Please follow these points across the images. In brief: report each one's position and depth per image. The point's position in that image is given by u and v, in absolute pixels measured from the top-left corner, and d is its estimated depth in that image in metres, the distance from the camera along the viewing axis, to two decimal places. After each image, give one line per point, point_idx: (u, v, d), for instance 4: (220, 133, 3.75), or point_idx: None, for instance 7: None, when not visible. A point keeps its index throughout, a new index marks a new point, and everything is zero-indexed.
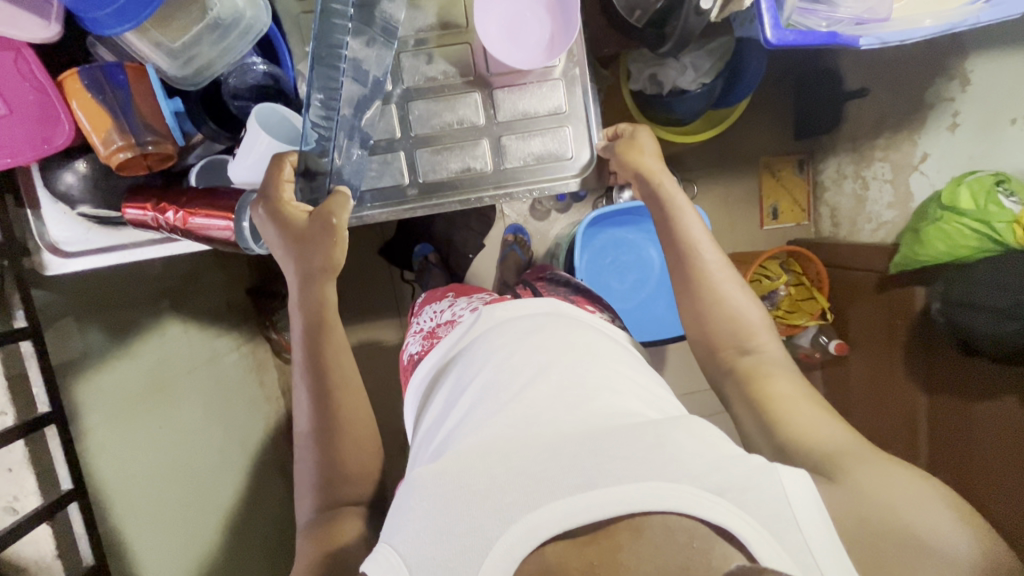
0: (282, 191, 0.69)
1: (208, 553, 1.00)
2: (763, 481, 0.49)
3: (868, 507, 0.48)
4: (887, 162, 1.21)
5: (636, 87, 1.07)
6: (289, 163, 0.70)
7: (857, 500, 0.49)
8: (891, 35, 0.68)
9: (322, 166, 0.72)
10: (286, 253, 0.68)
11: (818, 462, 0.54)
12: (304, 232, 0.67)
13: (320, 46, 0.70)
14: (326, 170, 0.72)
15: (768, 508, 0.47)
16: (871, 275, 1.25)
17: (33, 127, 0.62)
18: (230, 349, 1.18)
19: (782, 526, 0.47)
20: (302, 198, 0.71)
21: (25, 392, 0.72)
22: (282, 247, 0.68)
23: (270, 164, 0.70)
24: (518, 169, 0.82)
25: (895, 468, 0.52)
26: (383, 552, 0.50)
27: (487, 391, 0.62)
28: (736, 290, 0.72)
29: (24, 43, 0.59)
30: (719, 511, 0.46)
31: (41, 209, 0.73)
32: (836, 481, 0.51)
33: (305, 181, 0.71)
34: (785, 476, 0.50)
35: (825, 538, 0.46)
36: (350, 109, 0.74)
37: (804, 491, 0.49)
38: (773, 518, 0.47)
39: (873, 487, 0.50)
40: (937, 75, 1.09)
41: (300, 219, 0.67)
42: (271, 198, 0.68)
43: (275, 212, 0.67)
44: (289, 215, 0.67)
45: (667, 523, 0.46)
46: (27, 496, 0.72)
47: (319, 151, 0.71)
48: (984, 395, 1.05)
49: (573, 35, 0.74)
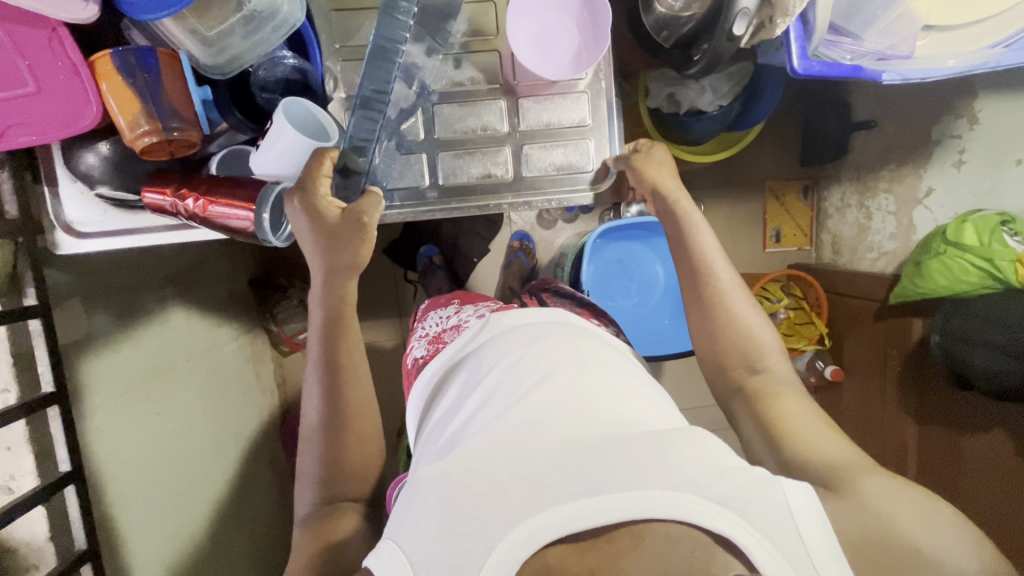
0: (319, 185, 0.69)
1: (195, 541, 0.99)
2: (763, 493, 0.48)
3: (870, 520, 0.48)
4: (891, 194, 1.23)
5: (654, 105, 1.08)
6: (331, 159, 0.69)
7: (859, 511, 0.48)
8: (912, 72, 0.72)
9: (360, 166, 0.76)
10: (314, 246, 0.69)
11: (820, 476, 0.54)
12: (334, 228, 0.68)
13: (377, 40, 0.71)
14: (362, 171, 0.76)
15: (771, 518, 0.46)
16: (870, 303, 1.26)
17: (63, 107, 0.62)
18: (229, 339, 1.17)
19: (784, 537, 0.46)
20: (336, 192, 0.75)
21: (30, 370, 0.71)
22: (312, 239, 0.69)
23: (311, 158, 0.69)
24: (539, 178, 0.82)
25: (896, 483, 0.52)
26: (387, 548, 0.50)
27: (493, 394, 0.62)
28: (748, 310, 0.73)
29: (61, 22, 0.59)
30: (722, 520, 0.45)
31: (59, 187, 0.73)
32: (837, 493, 0.51)
33: (341, 178, 0.76)
34: (788, 488, 0.49)
35: (824, 544, 0.45)
36: (394, 112, 0.78)
37: (807, 505, 0.48)
38: (774, 530, 0.46)
39: (873, 500, 0.49)
40: (945, 113, 1.10)
41: (333, 215, 0.68)
42: (308, 189, 0.68)
43: (309, 207, 0.68)
44: (324, 211, 0.68)
45: (668, 530, 0.45)
46: (23, 476, 0.71)
47: (358, 151, 0.76)
48: (972, 429, 1.07)
49: (602, 49, 0.74)
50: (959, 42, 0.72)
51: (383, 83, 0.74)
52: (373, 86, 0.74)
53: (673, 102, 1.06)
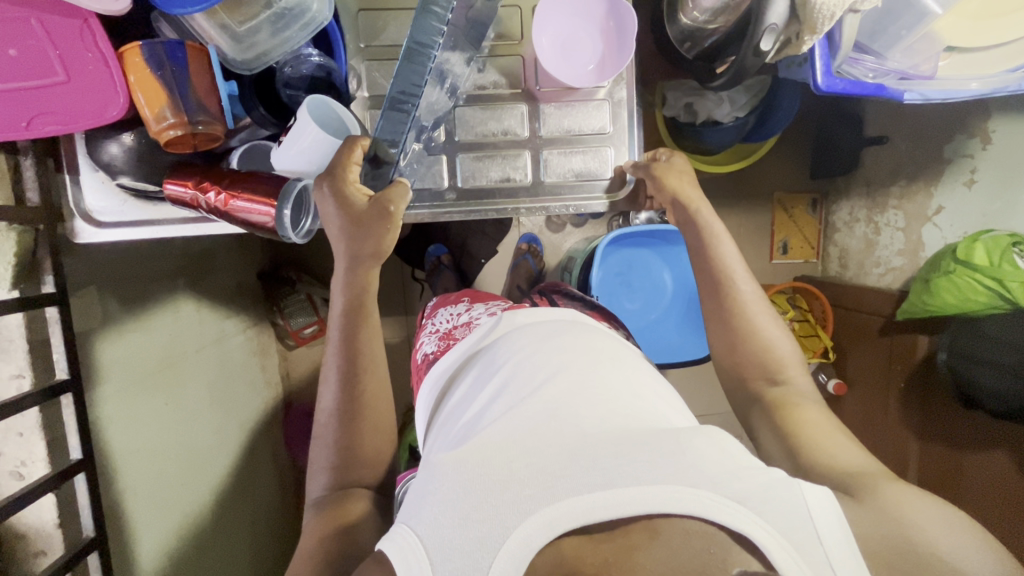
0: (348, 172, 0.69)
1: (197, 525, 0.98)
2: (783, 494, 0.48)
3: (894, 528, 0.47)
4: (901, 211, 1.23)
5: (670, 113, 1.10)
6: (360, 147, 0.70)
7: (877, 517, 0.48)
8: (934, 93, 0.72)
9: (390, 156, 0.74)
10: (340, 233, 0.70)
11: (840, 483, 0.55)
12: (360, 216, 0.69)
13: (410, 42, 0.69)
14: (391, 161, 0.74)
15: (790, 519, 0.46)
16: (875, 318, 1.27)
17: (90, 97, 0.64)
18: (237, 331, 1.17)
19: (802, 537, 0.45)
20: (364, 180, 0.74)
21: (45, 357, 0.71)
22: (338, 227, 0.70)
23: (340, 146, 0.70)
24: (558, 184, 0.83)
25: (916, 492, 0.52)
26: (400, 533, 0.49)
27: (507, 387, 0.62)
28: (769, 322, 0.74)
29: (92, 13, 0.60)
30: (739, 517, 0.45)
31: (81, 176, 0.74)
32: (857, 499, 0.51)
33: (371, 168, 0.74)
34: (807, 490, 0.49)
35: (840, 545, 0.45)
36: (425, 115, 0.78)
37: (825, 505, 0.47)
38: (791, 528, 0.45)
39: (895, 506, 0.49)
40: (959, 132, 1.10)
41: (360, 202, 0.69)
42: (337, 175, 0.69)
43: (337, 191, 0.69)
44: (352, 197, 0.69)
45: (683, 526, 0.45)
46: (34, 463, 0.71)
47: (389, 142, 0.74)
48: (973, 446, 1.08)
49: (626, 59, 0.75)
50: (984, 64, 0.73)
51: (416, 82, 0.73)
52: (402, 86, 0.72)
53: (691, 112, 1.08)
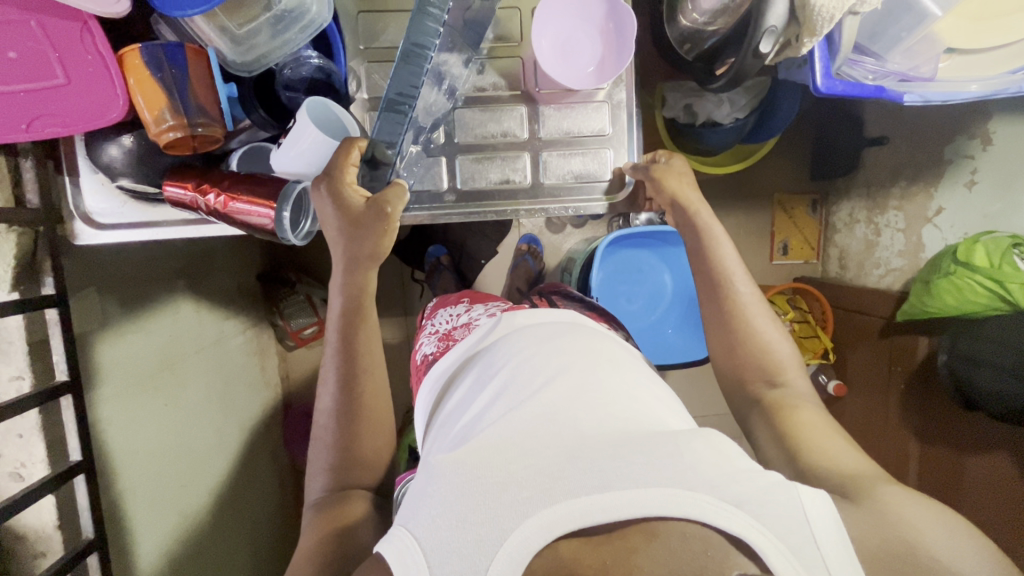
0: (346, 173, 0.69)
1: (196, 527, 0.98)
2: (780, 497, 0.48)
3: (891, 531, 0.47)
4: (901, 212, 1.23)
5: (670, 114, 1.10)
6: (358, 148, 0.69)
7: (875, 520, 0.48)
8: (935, 94, 0.72)
9: (387, 158, 0.73)
10: (338, 234, 0.70)
11: (838, 485, 0.55)
12: (358, 217, 0.69)
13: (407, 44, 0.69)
14: (389, 162, 0.74)
15: (788, 523, 0.46)
16: (875, 319, 1.27)
17: (91, 99, 0.64)
18: (237, 332, 1.18)
19: (799, 541, 0.45)
20: (361, 182, 0.74)
21: (45, 358, 0.71)
22: (337, 228, 0.70)
23: (338, 147, 0.69)
24: (557, 186, 0.83)
25: (913, 494, 0.52)
26: (398, 534, 0.49)
27: (506, 389, 0.62)
28: (768, 324, 0.74)
29: (91, 16, 0.60)
30: (737, 520, 0.45)
31: (80, 178, 0.74)
32: (855, 502, 0.51)
33: (368, 169, 0.74)
34: (804, 492, 0.49)
35: (837, 549, 0.45)
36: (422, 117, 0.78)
37: (822, 509, 0.47)
38: (787, 532, 0.45)
39: (893, 509, 0.49)
40: (959, 134, 1.10)
41: (358, 204, 0.69)
42: (335, 177, 0.69)
43: (335, 193, 0.69)
44: (349, 198, 0.69)
45: (682, 529, 0.45)
46: (34, 464, 0.71)
47: (387, 144, 0.73)
48: (972, 448, 1.07)
49: (626, 60, 0.74)
50: (982, 67, 0.73)
51: (413, 84, 0.72)
52: (399, 87, 0.71)
53: (690, 112, 1.08)
